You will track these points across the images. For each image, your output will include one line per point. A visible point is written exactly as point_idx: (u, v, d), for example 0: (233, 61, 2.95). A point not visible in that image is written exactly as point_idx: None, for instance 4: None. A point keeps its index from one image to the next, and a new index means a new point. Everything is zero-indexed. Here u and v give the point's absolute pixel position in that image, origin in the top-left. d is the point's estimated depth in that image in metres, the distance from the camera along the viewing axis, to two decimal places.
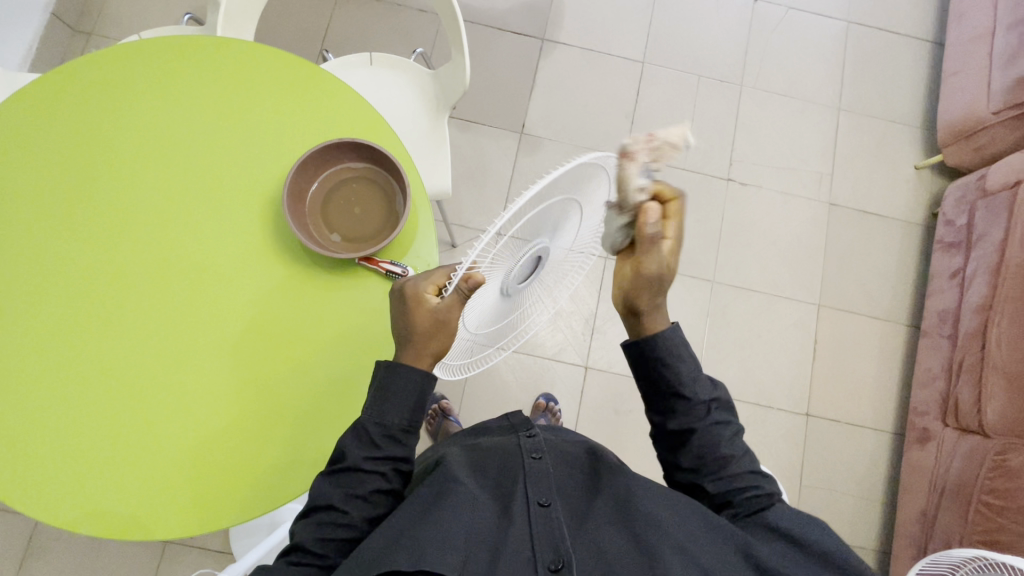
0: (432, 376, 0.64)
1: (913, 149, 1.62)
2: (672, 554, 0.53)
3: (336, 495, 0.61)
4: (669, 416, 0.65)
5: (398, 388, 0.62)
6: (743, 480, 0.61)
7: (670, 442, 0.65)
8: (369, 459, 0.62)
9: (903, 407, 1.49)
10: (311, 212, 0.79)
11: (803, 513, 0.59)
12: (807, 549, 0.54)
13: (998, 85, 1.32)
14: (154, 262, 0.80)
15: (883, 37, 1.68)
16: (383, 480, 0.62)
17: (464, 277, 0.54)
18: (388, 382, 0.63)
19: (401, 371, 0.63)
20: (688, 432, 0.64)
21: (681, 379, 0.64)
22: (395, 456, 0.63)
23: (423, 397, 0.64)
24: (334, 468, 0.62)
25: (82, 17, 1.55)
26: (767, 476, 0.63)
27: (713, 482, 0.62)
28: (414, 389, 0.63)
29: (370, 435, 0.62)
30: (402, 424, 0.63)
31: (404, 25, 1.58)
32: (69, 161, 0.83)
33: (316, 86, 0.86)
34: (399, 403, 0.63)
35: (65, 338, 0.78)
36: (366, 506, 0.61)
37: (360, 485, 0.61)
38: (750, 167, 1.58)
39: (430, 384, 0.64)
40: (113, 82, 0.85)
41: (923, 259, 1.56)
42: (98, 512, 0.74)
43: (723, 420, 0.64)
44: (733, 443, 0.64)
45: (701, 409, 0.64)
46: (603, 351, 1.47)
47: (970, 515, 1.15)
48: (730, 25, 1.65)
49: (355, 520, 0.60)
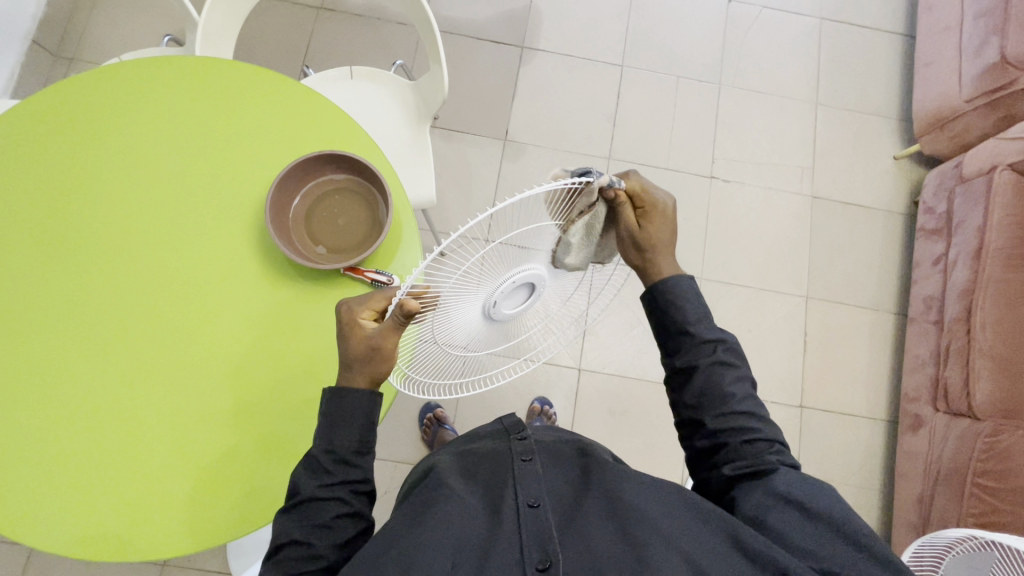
0: (378, 396, 0.64)
1: (891, 140, 1.65)
2: (663, 552, 0.53)
3: (297, 528, 0.60)
4: (676, 354, 0.68)
5: (343, 412, 0.63)
6: (740, 420, 0.63)
7: (677, 379, 0.68)
8: (323, 488, 0.61)
9: (895, 394, 1.50)
10: (294, 225, 0.80)
11: (809, 479, 0.59)
12: (814, 517, 0.55)
13: (969, 73, 1.35)
14: (139, 282, 0.80)
15: (856, 32, 1.71)
16: (343, 505, 0.61)
17: (398, 304, 0.56)
18: (332, 410, 0.63)
19: (344, 397, 0.63)
20: (692, 368, 0.66)
21: (688, 318, 0.68)
22: (350, 479, 0.62)
23: (370, 418, 0.64)
24: (291, 503, 0.61)
25: (63, 43, 1.56)
26: (768, 420, 0.64)
27: (714, 418, 0.64)
28: (361, 410, 0.63)
29: (321, 464, 0.62)
30: (353, 446, 0.63)
31: (384, 39, 1.59)
32: (50, 184, 0.83)
33: (296, 101, 0.87)
34: (347, 426, 0.63)
35: (51, 361, 0.78)
36: (331, 533, 0.60)
37: (320, 514, 0.60)
38: (732, 164, 1.60)
39: (376, 403, 0.64)
40: (94, 105, 0.86)
41: (906, 247, 1.58)
42: (87, 535, 0.73)
43: (729, 362, 0.66)
44: (737, 385, 0.65)
45: (707, 348, 0.66)
46: (595, 353, 1.47)
47: (965, 497, 1.16)
48: (706, 26, 1.68)
49: (322, 550, 0.59)
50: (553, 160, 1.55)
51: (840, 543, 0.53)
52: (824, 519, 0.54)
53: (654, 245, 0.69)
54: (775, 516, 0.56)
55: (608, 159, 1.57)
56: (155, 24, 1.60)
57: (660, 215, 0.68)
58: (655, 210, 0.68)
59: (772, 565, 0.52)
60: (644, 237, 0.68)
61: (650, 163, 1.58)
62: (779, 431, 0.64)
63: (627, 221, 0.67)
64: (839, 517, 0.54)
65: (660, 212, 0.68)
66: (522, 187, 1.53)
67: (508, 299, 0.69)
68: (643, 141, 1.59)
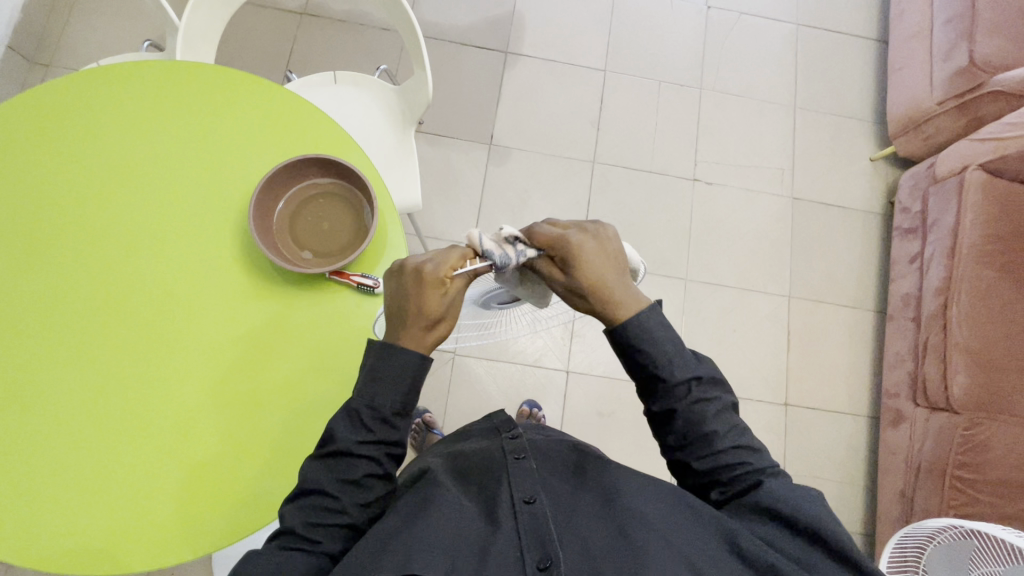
0: (427, 359, 0.62)
1: (868, 143, 1.69)
2: (662, 550, 0.54)
3: (326, 479, 0.60)
4: (652, 398, 0.66)
5: (390, 372, 0.61)
6: (728, 457, 0.63)
7: (656, 422, 0.67)
8: (360, 444, 0.60)
9: (876, 390, 1.53)
10: (278, 229, 0.79)
11: (796, 485, 0.60)
12: (801, 531, 0.56)
13: (940, 77, 1.39)
14: (121, 289, 0.79)
15: (830, 37, 1.76)
16: (374, 466, 0.61)
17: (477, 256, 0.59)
18: (379, 365, 0.61)
19: (396, 355, 0.61)
20: (670, 412, 0.65)
21: (656, 361, 0.65)
22: (386, 440, 0.62)
23: (416, 383, 0.62)
24: (323, 450, 0.61)
25: (40, 48, 1.53)
26: (755, 449, 0.64)
27: (700, 460, 0.64)
28: (407, 372, 0.61)
29: (362, 419, 0.61)
30: (393, 407, 0.62)
31: (368, 44, 1.60)
32: (31, 190, 0.81)
33: (279, 105, 0.87)
34: (391, 386, 0.61)
35: (34, 370, 0.76)
36: (358, 491, 0.60)
37: (351, 470, 0.60)
38: (713, 167, 1.63)
39: (424, 369, 0.62)
40: (73, 107, 0.84)
41: (884, 246, 1.61)
42: (66, 547, 0.72)
43: (707, 398, 0.64)
44: (718, 419, 0.64)
45: (682, 390, 0.65)
46: (583, 354, 1.48)
47: (945, 489, 1.19)
48: (686, 32, 1.71)
49: (348, 507, 0.59)
50: (537, 163, 1.56)
51: (828, 556, 0.54)
52: (813, 528, 0.55)
53: (592, 286, 0.63)
54: (763, 530, 0.58)
55: (592, 163, 1.58)
56: (135, 29, 1.58)
57: (582, 254, 0.63)
58: (573, 252, 0.63)
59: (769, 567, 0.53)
60: (574, 279, 0.63)
61: (633, 166, 1.60)
62: (766, 455, 0.64)
63: (552, 273, 0.65)
64: (825, 523, 0.55)
65: (593, 255, 0.63)
66: (507, 191, 1.53)
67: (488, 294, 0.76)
68: (627, 145, 1.61)
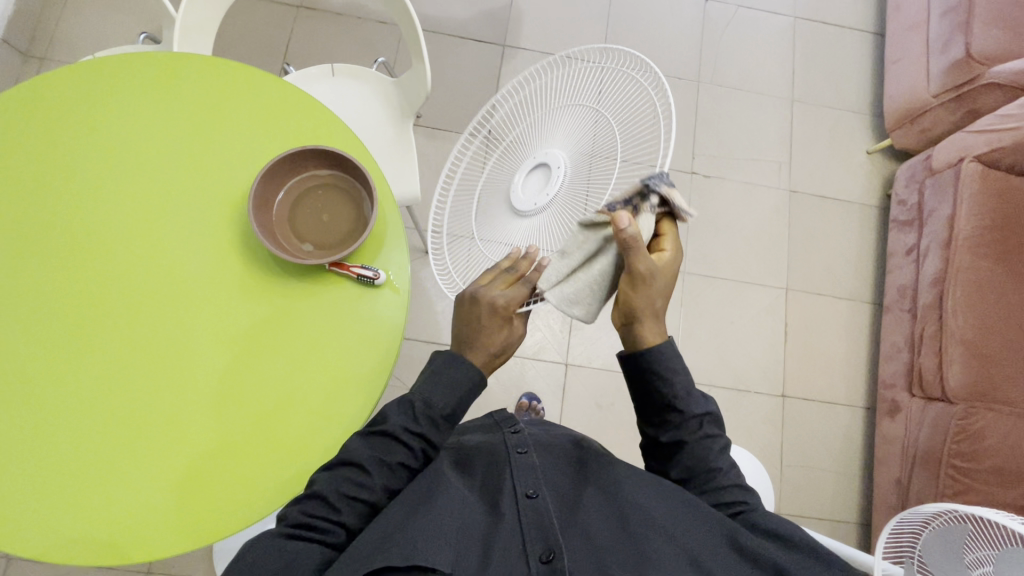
0: (484, 381, 0.68)
1: (864, 136, 1.69)
2: (662, 548, 0.55)
3: (366, 456, 0.62)
4: (663, 428, 0.69)
5: (450, 378, 0.65)
6: (731, 495, 0.65)
7: (663, 452, 0.70)
8: (407, 432, 0.63)
9: (873, 381, 1.54)
10: (278, 221, 0.79)
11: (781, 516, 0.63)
12: (790, 543, 0.58)
13: (937, 69, 1.40)
14: (131, 280, 0.79)
15: (827, 30, 1.76)
16: (410, 457, 0.63)
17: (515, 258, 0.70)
18: (439, 370, 0.66)
19: (460, 366, 0.66)
20: (678, 443, 0.68)
21: (674, 393, 0.68)
22: (430, 439, 0.64)
23: (470, 394, 0.66)
24: (372, 430, 0.64)
25: (34, 41, 1.52)
26: (750, 490, 0.66)
27: (701, 494, 0.66)
28: (465, 382, 0.66)
29: (415, 412, 0.64)
30: (445, 411, 0.65)
31: (365, 36, 1.59)
32: (40, 181, 0.81)
33: (284, 98, 0.86)
34: (449, 391, 0.65)
35: (47, 359, 0.76)
36: (389, 475, 0.62)
37: (389, 453, 0.62)
38: (711, 160, 1.63)
39: (478, 389, 0.67)
40: (82, 98, 0.84)
41: (880, 238, 1.62)
42: (77, 536, 0.72)
43: (714, 434, 0.68)
44: (721, 457, 0.67)
45: (694, 423, 0.68)
46: (582, 348, 1.49)
47: (940, 477, 1.20)
48: (684, 25, 1.71)
49: (376, 484, 0.61)
50: None
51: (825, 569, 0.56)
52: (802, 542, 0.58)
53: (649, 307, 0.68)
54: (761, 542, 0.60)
55: None
56: (130, 22, 1.57)
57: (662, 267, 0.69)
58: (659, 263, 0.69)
59: (772, 564, 0.55)
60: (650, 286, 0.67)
61: None
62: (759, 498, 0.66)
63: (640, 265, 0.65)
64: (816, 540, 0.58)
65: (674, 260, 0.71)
66: None
67: (530, 185, 0.87)
68: None
